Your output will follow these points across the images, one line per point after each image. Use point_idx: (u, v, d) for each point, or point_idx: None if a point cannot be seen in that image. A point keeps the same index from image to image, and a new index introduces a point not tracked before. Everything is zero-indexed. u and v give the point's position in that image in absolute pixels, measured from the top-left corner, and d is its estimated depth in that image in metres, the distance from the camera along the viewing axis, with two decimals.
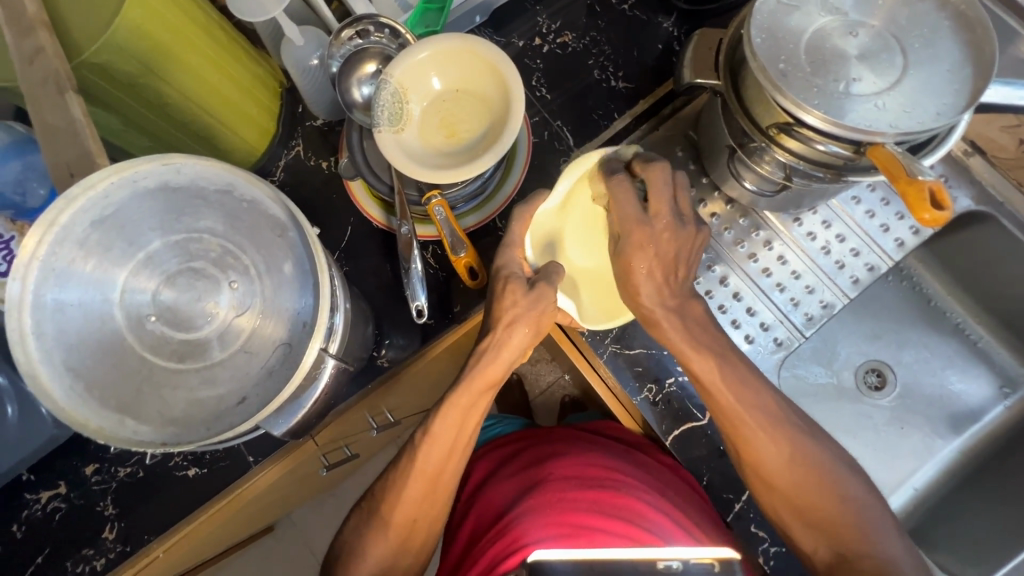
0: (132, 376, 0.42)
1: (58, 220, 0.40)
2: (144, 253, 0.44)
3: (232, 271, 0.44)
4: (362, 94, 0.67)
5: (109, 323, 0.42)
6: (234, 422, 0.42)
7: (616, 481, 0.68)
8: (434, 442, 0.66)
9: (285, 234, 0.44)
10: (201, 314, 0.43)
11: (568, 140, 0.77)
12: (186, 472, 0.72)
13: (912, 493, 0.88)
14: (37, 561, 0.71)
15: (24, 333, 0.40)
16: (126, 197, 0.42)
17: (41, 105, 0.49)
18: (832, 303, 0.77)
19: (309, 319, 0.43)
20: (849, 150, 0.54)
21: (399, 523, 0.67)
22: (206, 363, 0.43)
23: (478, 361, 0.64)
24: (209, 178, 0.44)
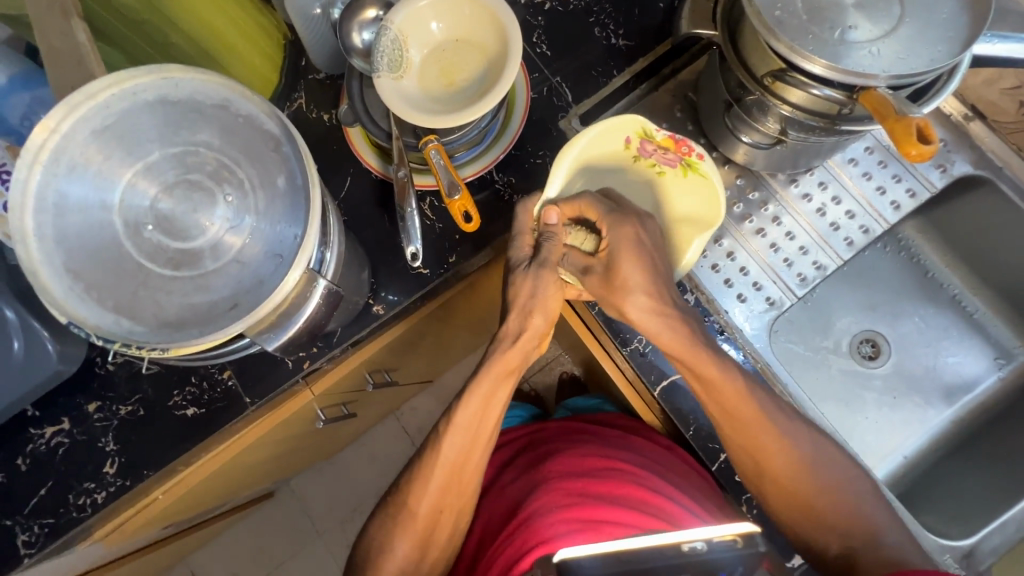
0: (129, 280, 0.44)
1: (60, 126, 0.43)
2: (143, 163, 0.45)
3: (228, 184, 0.45)
4: (362, 40, 0.67)
5: (107, 228, 0.44)
6: (224, 325, 0.43)
7: (619, 468, 0.70)
8: (457, 432, 0.68)
9: (279, 148, 0.46)
10: (195, 225, 0.45)
11: (567, 96, 0.77)
12: (185, 412, 0.74)
13: (901, 461, 0.88)
14: (40, 493, 0.73)
15: (27, 232, 0.42)
16: (124, 109, 0.45)
17: (47, 32, 0.50)
18: (827, 265, 0.77)
19: (300, 232, 0.44)
20: (843, 94, 0.55)
21: (424, 516, 0.68)
22: (199, 271, 0.44)
23: (500, 350, 0.66)
24: (207, 94, 0.46)
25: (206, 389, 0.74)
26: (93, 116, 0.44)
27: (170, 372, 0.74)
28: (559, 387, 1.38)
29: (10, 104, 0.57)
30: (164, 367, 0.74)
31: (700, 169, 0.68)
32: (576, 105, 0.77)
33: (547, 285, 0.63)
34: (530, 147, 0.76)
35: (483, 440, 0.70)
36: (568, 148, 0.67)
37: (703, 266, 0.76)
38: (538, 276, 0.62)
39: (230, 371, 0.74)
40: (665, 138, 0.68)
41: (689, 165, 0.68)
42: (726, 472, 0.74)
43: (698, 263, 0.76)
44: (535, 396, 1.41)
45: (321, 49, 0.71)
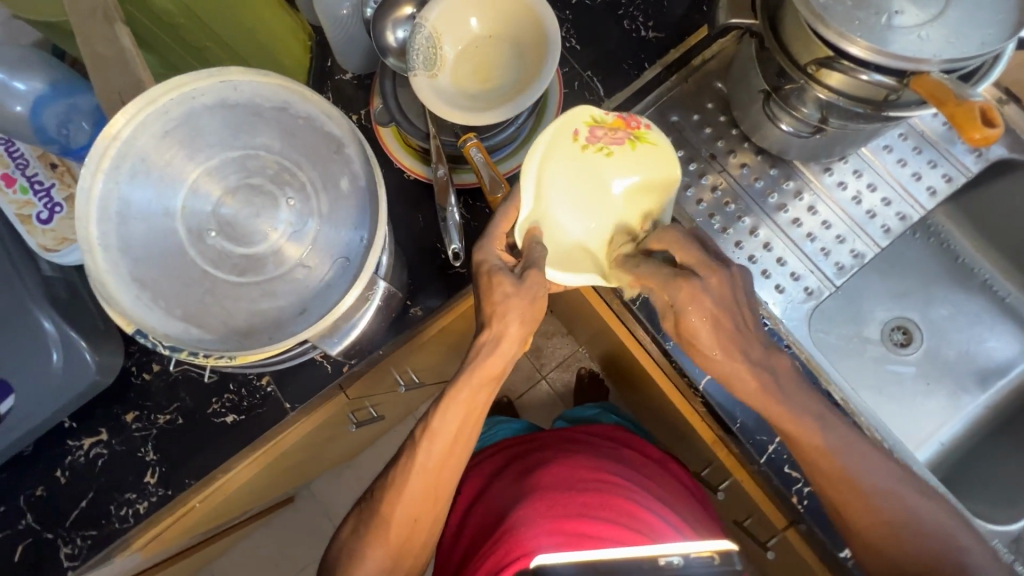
0: (197, 288, 0.46)
1: (120, 134, 0.44)
2: (201, 168, 0.47)
3: (289, 187, 0.48)
4: (396, 38, 0.66)
5: (172, 236, 0.46)
6: (296, 330, 0.45)
7: (605, 479, 0.72)
8: (433, 440, 0.66)
9: (341, 149, 0.48)
10: (259, 230, 0.47)
11: (598, 90, 0.79)
12: (225, 419, 0.73)
13: (938, 448, 0.88)
14: (81, 505, 0.72)
15: (93, 244, 0.44)
16: (183, 114, 0.46)
17: (89, 35, 0.49)
18: (864, 252, 0.77)
19: (365, 236, 0.46)
20: (893, 80, 0.54)
21: (400, 521, 0.67)
22: (265, 276, 0.47)
23: (478, 356, 0.62)
24: (264, 95, 0.48)
25: (246, 396, 0.73)
26: (151, 122, 0.45)
27: (208, 380, 0.73)
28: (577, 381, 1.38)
29: (44, 113, 0.54)
30: (201, 375, 0.73)
31: (650, 139, 0.63)
32: (607, 98, 0.78)
33: (538, 292, 0.60)
34: None
35: (461, 448, 0.68)
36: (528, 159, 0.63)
37: (740, 257, 0.77)
38: (528, 283, 0.59)
39: (268, 377, 0.73)
40: (613, 118, 0.63)
41: (637, 137, 0.63)
42: (775, 464, 0.71)
43: (733, 254, 0.76)
44: (557, 394, 1.41)
45: (350, 51, 0.70)
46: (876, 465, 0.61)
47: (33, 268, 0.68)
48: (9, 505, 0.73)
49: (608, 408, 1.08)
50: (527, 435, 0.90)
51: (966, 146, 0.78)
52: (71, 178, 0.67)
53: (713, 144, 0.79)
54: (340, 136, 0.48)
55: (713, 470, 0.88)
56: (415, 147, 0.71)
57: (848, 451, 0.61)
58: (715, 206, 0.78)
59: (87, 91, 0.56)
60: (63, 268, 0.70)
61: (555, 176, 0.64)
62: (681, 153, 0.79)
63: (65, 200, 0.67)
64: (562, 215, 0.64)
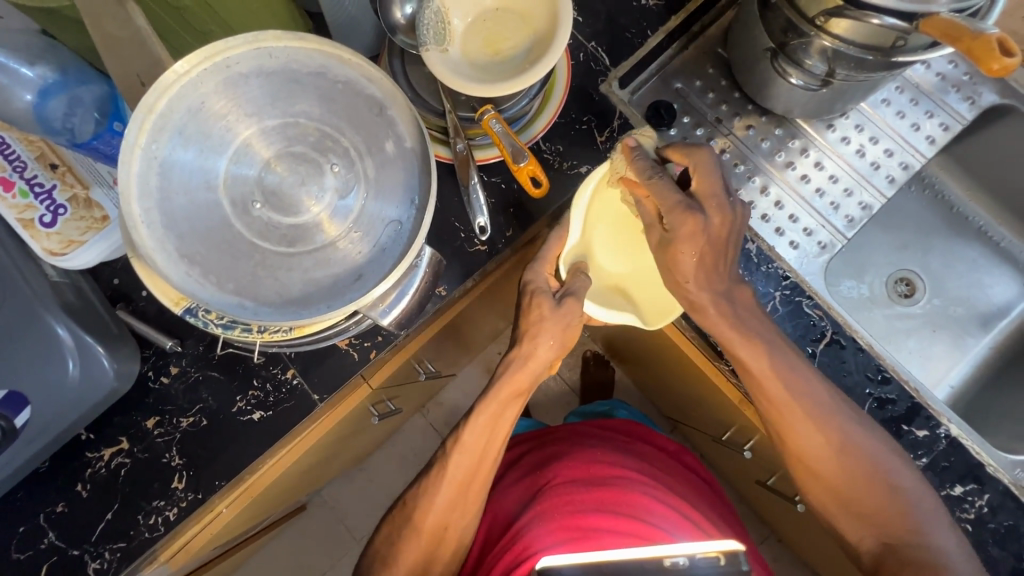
0: (247, 260, 0.47)
1: (157, 107, 0.44)
2: (239, 140, 0.47)
3: (333, 154, 0.48)
4: (404, 13, 0.65)
5: (216, 210, 0.46)
6: (353, 296, 0.47)
7: (623, 476, 0.70)
8: (463, 451, 0.66)
9: (383, 112, 0.49)
10: (304, 199, 0.48)
11: (604, 60, 0.76)
12: (251, 417, 0.71)
13: (949, 391, 0.90)
14: (107, 517, 0.70)
15: (137, 221, 0.44)
16: (220, 82, 0.46)
17: (100, 18, 0.47)
18: (871, 204, 0.81)
19: (417, 198, 0.48)
20: (905, 23, 0.53)
21: (429, 530, 0.67)
22: (315, 246, 0.48)
23: (510, 369, 0.65)
24: (299, 60, 0.47)
25: (271, 391, 0.71)
26: (189, 93, 0.45)
27: (231, 378, 0.71)
28: (583, 365, 1.35)
29: (46, 109, 0.52)
30: (222, 373, 0.71)
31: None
32: (614, 67, 0.75)
33: (574, 319, 0.63)
34: (574, 113, 0.74)
35: (487, 462, 0.68)
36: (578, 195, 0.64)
37: (754, 217, 0.78)
38: (567, 311, 0.62)
39: (294, 369, 0.71)
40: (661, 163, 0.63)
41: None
42: None
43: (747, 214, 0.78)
44: (563, 379, 1.38)
45: (352, 35, 0.67)
46: (854, 434, 0.62)
47: (39, 274, 0.66)
48: (30, 525, 0.70)
49: (618, 402, 1.07)
50: (542, 429, 0.88)
51: (959, 95, 0.85)
52: (73, 177, 0.65)
53: (718, 108, 0.80)
54: (379, 98, 0.49)
55: (736, 432, 0.88)
56: (428, 127, 0.69)
57: (827, 423, 0.62)
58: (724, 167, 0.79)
59: (94, 81, 0.54)
60: (69, 272, 0.68)
61: (601, 216, 0.68)
62: (688, 119, 0.80)
63: (67, 202, 0.64)
64: (603, 257, 0.68)
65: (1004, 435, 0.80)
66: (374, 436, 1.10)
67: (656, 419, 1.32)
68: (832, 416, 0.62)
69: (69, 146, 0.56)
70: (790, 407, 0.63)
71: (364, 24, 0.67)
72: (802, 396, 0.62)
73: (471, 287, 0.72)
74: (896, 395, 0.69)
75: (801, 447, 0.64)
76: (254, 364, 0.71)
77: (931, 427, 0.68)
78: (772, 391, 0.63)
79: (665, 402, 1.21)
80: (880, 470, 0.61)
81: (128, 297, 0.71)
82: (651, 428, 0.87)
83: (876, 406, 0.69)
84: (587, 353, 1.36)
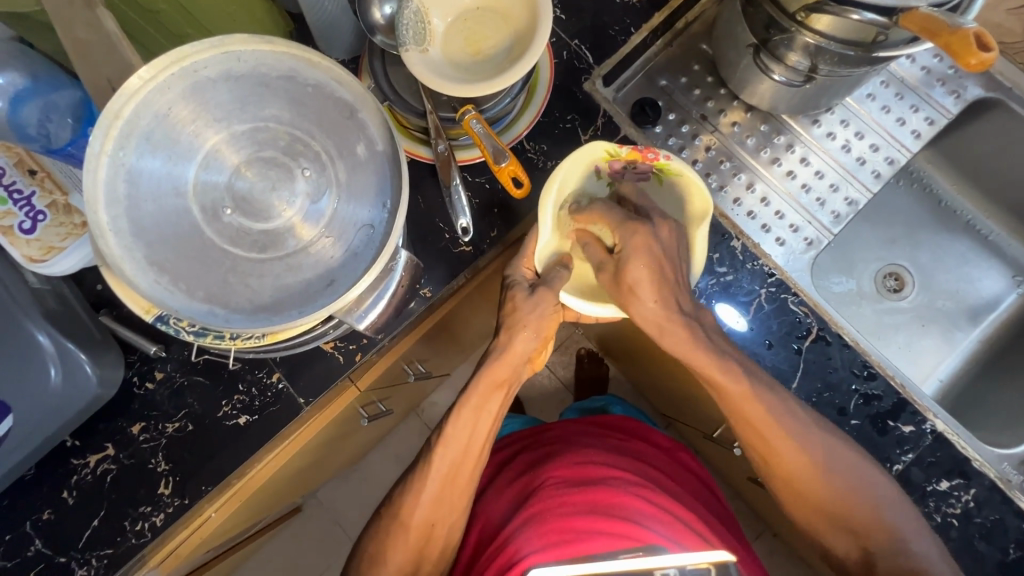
0: (217, 267, 0.47)
1: (122, 113, 0.44)
2: (208, 145, 0.47)
3: (304, 158, 0.48)
4: (383, 14, 0.65)
5: (185, 215, 0.46)
6: (327, 302, 0.47)
7: (613, 477, 0.69)
8: (447, 445, 0.66)
9: (354, 115, 0.49)
10: (275, 203, 0.47)
11: (588, 58, 0.75)
12: (237, 421, 0.71)
13: (938, 385, 0.90)
14: (94, 524, 0.70)
15: (104, 228, 0.44)
16: (188, 87, 0.46)
17: (69, 22, 0.47)
18: (857, 199, 0.81)
19: (389, 202, 0.48)
20: (884, 18, 0.52)
21: (418, 527, 0.66)
22: (287, 252, 0.48)
23: (489, 361, 0.66)
24: (269, 65, 0.48)
25: (257, 395, 0.71)
26: (155, 99, 0.45)
27: (215, 383, 0.71)
28: (577, 363, 1.34)
29: (20, 115, 0.51)
30: (207, 378, 0.71)
31: (672, 169, 0.64)
32: (598, 65, 0.75)
33: (547, 307, 0.63)
34: (557, 112, 0.73)
35: (479, 457, 0.68)
36: (550, 185, 0.63)
37: (740, 214, 0.78)
38: (539, 299, 0.63)
39: (279, 373, 0.71)
40: (630, 152, 0.64)
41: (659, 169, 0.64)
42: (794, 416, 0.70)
43: (733, 211, 0.77)
44: (557, 378, 1.38)
45: (330, 35, 0.67)
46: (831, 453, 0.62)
47: (19, 280, 0.65)
48: (17, 533, 0.69)
49: (612, 398, 1.06)
50: (529, 429, 0.88)
51: (944, 89, 0.85)
52: (52, 184, 0.64)
53: (703, 104, 0.80)
54: (350, 102, 0.49)
55: (726, 429, 0.88)
56: (410, 127, 0.69)
57: (804, 441, 0.62)
58: (710, 164, 0.79)
59: (67, 85, 0.53)
60: (50, 279, 0.67)
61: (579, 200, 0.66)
62: (673, 116, 0.80)
63: (47, 208, 0.63)
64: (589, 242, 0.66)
65: (991, 428, 0.80)
66: (367, 438, 1.09)
67: (651, 416, 1.32)
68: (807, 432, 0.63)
69: (44, 152, 0.55)
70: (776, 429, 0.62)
71: (344, 26, 0.66)
72: (784, 418, 0.62)
73: (461, 284, 0.72)
74: (882, 391, 0.69)
75: (787, 470, 0.63)
76: (238, 369, 0.70)
77: (917, 422, 0.68)
78: (753, 413, 0.62)
79: (658, 399, 1.21)
80: (858, 477, 0.62)
81: (111, 303, 0.71)
82: (643, 423, 0.86)
83: (862, 402, 0.69)
84: (579, 351, 1.36)
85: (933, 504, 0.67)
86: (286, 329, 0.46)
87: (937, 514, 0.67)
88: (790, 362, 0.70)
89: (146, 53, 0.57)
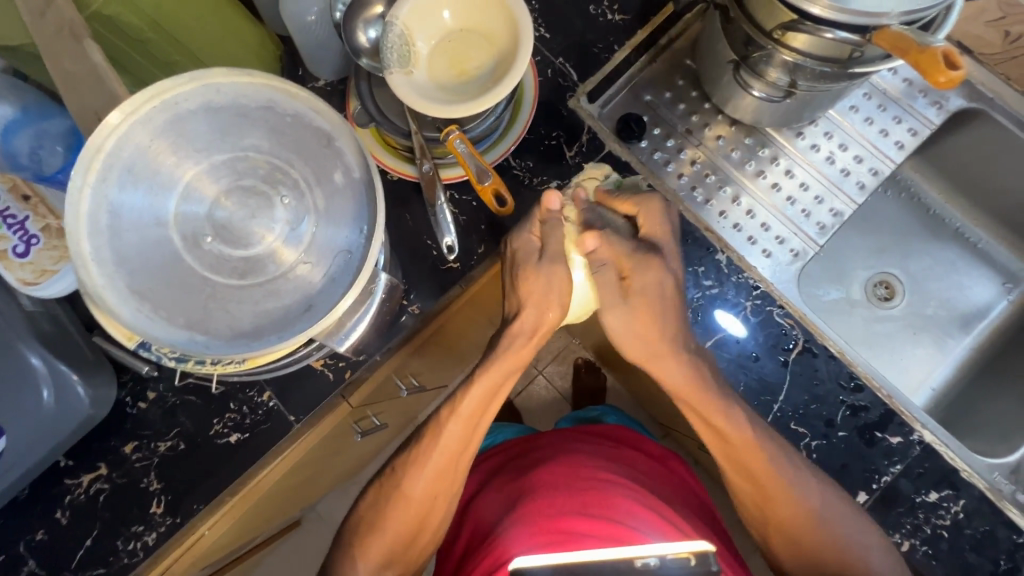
0: (198, 294, 0.47)
1: (104, 147, 0.45)
2: (188, 175, 0.48)
3: (283, 186, 0.49)
4: (368, 38, 0.66)
5: (165, 244, 0.47)
6: (303, 326, 0.47)
7: (604, 481, 0.70)
8: (457, 419, 0.65)
9: (331, 143, 0.50)
10: (252, 230, 0.48)
11: (572, 75, 0.76)
12: (228, 440, 0.71)
13: (930, 393, 0.90)
14: (86, 544, 0.70)
15: (86, 259, 0.45)
16: (168, 120, 0.47)
17: (58, 57, 0.48)
18: (842, 210, 0.82)
19: (365, 228, 0.48)
20: (857, 36, 0.53)
21: (418, 501, 0.66)
22: (264, 278, 0.48)
23: (513, 337, 0.64)
24: (248, 96, 0.49)
25: (248, 413, 0.71)
26: (136, 132, 0.46)
27: (207, 401, 0.71)
28: (573, 373, 1.35)
29: (11, 144, 0.53)
30: (198, 397, 0.71)
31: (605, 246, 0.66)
32: (582, 83, 0.76)
33: (557, 282, 0.62)
34: (542, 129, 0.75)
35: (485, 421, 0.67)
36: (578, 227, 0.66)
37: (726, 226, 0.78)
38: (548, 273, 0.62)
39: (270, 392, 0.71)
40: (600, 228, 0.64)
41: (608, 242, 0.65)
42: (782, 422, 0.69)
43: (720, 224, 0.78)
44: (553, 388, 1.38)
45: (318, 55, 0.69)
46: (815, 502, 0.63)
47: (13, 303, 0.66)
48: (10, 553, 0.70)
49: (608, 406, 1.07)
50: (517, 439, 0.88)
51: (926, 100, 0.86)
52: (45, 208, 0.65)
53: (688, 119, 0.81)
54: (328, 130, 0.50)
55: None
56: (397, 147, 0.70)
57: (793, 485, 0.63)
58: (695, 177, 0.79)
59: (57, 114, 0.55)
60: (43, 301, 0.68)
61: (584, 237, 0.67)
62: (658, 131, 0.80)
63: (40, 232, 0.64)
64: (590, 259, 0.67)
65: (981, 437, 0.80)
66: (362, 451, 1.10)
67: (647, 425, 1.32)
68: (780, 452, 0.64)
69: (35, 180, 0.56)
70: (772, 482, 0.63)
71: (332, 49, 0.68)
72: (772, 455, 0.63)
73: (453, 298, 0.73)
74: (869, 402, 0.69)
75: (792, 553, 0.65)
76: (230, 388, 0.71)
77: (904, 433, 0.68)
78: (746, 454, 0.64)
79: (654, 409, 1.21)
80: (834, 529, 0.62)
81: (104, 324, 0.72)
82: (635, 431, 0.86)
83: (849, 413, 0.69)
84: (576, 361, 1.36)
85: (922, 515, 0.67)
86: (264, 353, 0.47)
87: (928, 526, 0.67)
88: (778, 373, 0.70)
89: (135, 81, 0.58)
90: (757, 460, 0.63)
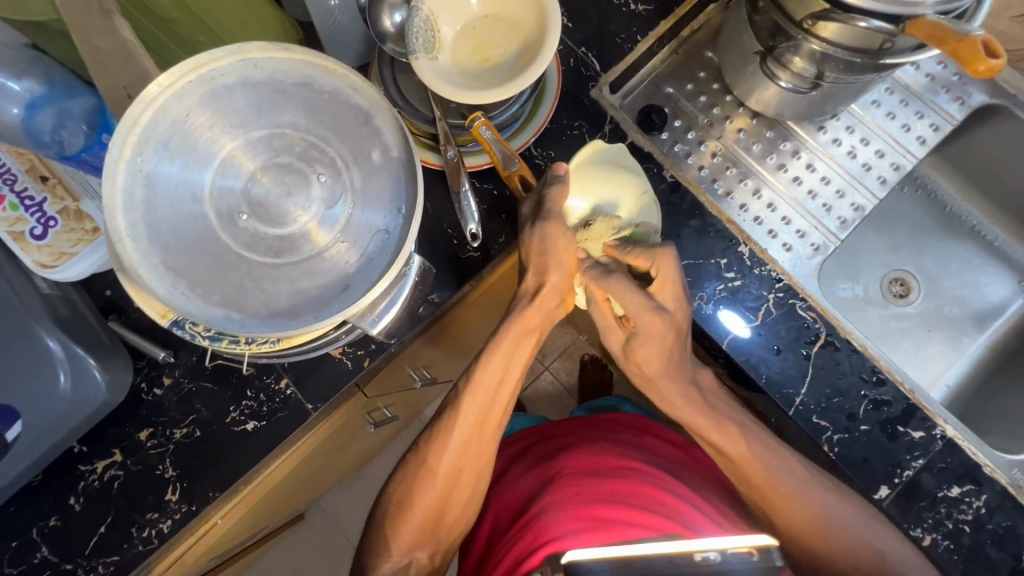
0: (233, 272, 0.47)
1: (141, 120, 0.45)
2: (224, 151, 0.48)
3: (319, 164, 0.49)
4: (393, 22, 0.66)
5: (201, 220, 0.47)
6: (340, 306, 0.47)
7: (631, 467, 0.69)
8: (478, 391, 0.65)
9: (368, 121, 0.49)
10: (288, 208, 0.48)
11: (594, 65, 0.76)
12: (245, 427, 0.71)
13: (946, 391, 0.90)
14: (100, 531, 0.69)
15: (122, 233, 0.44)
16: (206, 94, 0.47)
17: (85, 31, 0.47)
18: (863, 205, 0.81)
19: (403, 208, 0.48)
20: (890, 26, 0.53)
21: (445, 473, 0.66)
22: (300, 257, 0.48)
23: (523, 305, 0.64)
24: (285, 71, 0.48)
25: (265, 401, 0.71)
26: (173, 105, 0.46)
27: (224, 388, 0.71)
28: (581, 369, 1.35)
29: (33, 121, 0.52)
30: (215, 384, 0.71)
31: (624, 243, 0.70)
32: (604, 72, 0.76)
33: (562, 241, 0.62)
34: (565, 119, 0.74)
35: (506, 392, 0.67)
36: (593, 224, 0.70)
37: (746, 219, 0.77)
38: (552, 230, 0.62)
39: (288, 379, 0.70)
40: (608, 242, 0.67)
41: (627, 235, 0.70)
42: (802, 416, 0.69)
43: (740, 216, 0.76)
44: (561, 383, 1.38)
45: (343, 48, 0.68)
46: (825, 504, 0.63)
47: (29, 285, 0.65)
48: (23, 539, 0.69)
49: (622, 395, 1.06)
50: (536, 426, 0.87)
51: (949, 96, 0.85)
52: (63, 190, 0.64)
53: (710, 111, 0.80)
54: (365, 108, 0.50)
55: None
56: (419, 134, 0.69)
57: (799, 488, 0.63)
58: (717, 169, 0.78)
59: (81, 92, 0.54)
60: (59, 284, 0.67)
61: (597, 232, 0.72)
62: (679, 123, 0.79)
63: (58, 214, 0.64)
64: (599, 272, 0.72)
65: (999, 434, 0.79)
66: (371, 444, 1.09)
67: None
68: (781, 461, 0.64)
69: (57, 159, 0.56)
70: (777, 484, 0.63)
71: (355, 33, 0.67)
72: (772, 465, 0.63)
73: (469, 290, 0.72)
74: (891, 396, 0.69)
75: (791, 525, 0.64)
76: (247, 375, 0.70)
77: (927, 428, 0.68)
78: (747, 456, 0.64)
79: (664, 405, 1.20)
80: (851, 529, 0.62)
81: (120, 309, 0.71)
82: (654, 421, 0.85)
83: (871, 408, 0.69)
84: (584, 357, 1.35)
85: (944, 510, 0.66)
86: (298, 331, 0.47)
87: (950, 520, 0.66)
88: (799, 366, 0.69)
89: (158, 61, 0.57)
90: (761, 463, 0.63)
